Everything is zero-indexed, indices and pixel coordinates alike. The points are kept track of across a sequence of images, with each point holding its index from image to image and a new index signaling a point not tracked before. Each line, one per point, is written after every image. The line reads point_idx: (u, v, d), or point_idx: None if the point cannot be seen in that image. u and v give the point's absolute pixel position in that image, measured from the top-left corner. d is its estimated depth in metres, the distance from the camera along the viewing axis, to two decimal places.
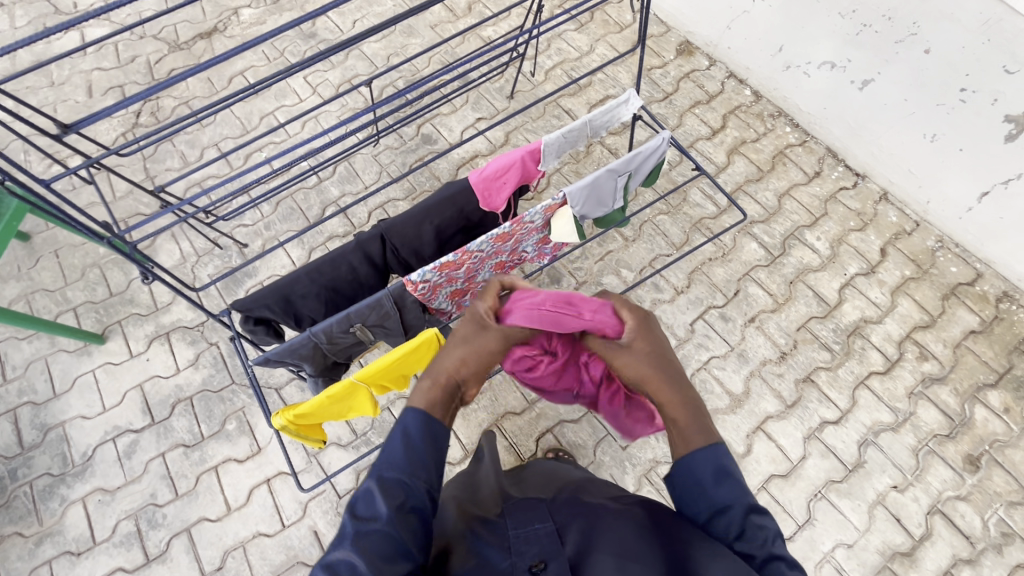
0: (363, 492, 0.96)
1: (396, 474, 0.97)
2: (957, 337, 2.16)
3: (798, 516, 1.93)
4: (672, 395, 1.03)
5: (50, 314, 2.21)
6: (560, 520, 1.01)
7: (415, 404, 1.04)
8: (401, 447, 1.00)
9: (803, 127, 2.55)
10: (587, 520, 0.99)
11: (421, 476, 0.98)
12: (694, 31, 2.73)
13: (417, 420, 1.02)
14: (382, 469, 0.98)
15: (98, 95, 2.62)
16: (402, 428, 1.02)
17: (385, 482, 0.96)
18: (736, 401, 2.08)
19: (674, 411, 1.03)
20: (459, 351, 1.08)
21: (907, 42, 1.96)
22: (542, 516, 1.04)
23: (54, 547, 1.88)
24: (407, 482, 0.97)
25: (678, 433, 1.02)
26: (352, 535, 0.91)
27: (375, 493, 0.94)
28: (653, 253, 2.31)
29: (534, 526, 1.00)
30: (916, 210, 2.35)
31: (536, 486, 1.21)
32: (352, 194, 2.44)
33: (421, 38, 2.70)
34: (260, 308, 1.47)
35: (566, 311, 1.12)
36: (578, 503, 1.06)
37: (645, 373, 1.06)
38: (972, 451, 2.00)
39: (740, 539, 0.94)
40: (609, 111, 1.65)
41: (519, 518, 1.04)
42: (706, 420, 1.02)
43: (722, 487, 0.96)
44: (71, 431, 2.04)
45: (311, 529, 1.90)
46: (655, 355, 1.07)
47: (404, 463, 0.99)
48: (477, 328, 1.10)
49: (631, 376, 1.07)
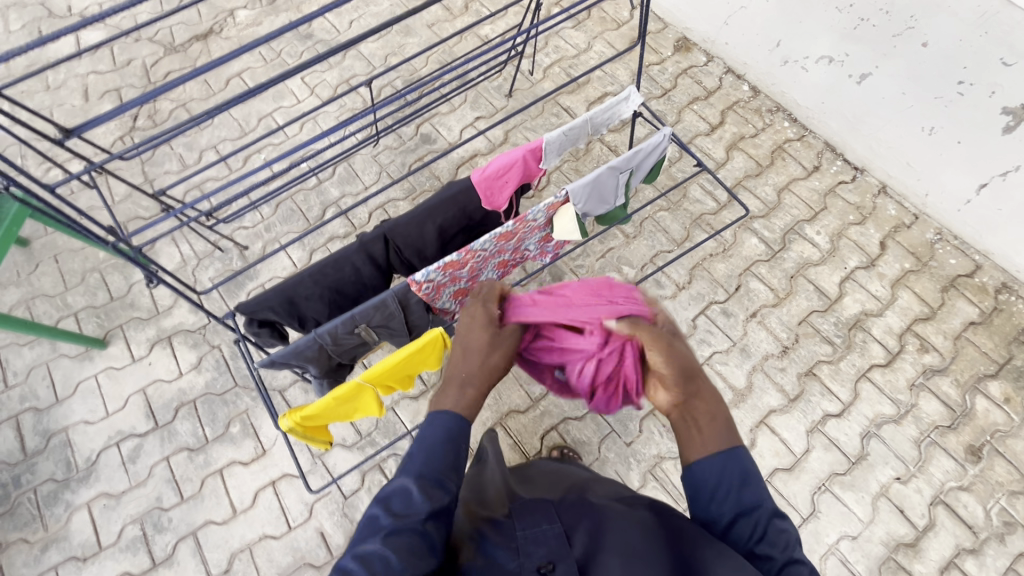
0: (399, 488, 0.97)
1: (436, 475, 0.99)
2: (957, 328, 2.17)
3: (803, 509, 1.94)
4: (709, 390, 1.07)
5: (50, 320, 2.20)
6: (568, 522, 1.00)
7: (456, 411, 1.05)
8: (441, 447, 1.02)
9: (801, 122, 2.56)
10: (595, 521, 0.99)
11: (456, 482, 1.00)
12: (691, 28, 2.73)
13: (456, 423, 1.04)
14: (422, 468, 0.99)
15: (94, 98, 2.61)
16: (444, 429, 1.04)
17: (424, 481, 0.97)
18: (739, 396, 2.10)
19: (709, 407, 1.05)
20: (491, 357, 1.11)
21: (905, 35, 1.97)
22: (550, 517, 1.02)
23: (59, 553, 1.88)
24: (443, 484, 0.99)
25: (713, 428, 1.03)
26: (387, 529, 0.91)
27: (415, 490, 0.96)
28: (654, 249, 2.32)
29: (544, 527, 0.99)
30: (915, 203, 2.36)
31: (543, 487, 1.21)
32: (352, 195, 2.43)
33: (419, 38, 2.70)
34: (264, 311, 1.47)
35: (596, 300, 1.16)
36: (585, 503, 1.05)
37: (689, 365, 1.08)
38: (973, 442, 2.01)
39: (761, 542, 0.95)
40: (609, 108, 1.65)
41: (527, 518, 1.02)
42: (727, 421, 1.06)
43: (747, 491, 0.98)
44: (75, 436, 2.03)
45: (318, 531, 1.90)
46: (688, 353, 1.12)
47: (442, 465, 1.00)
48: (498, 331, 1.14)
49: (677, 366, 1.07)
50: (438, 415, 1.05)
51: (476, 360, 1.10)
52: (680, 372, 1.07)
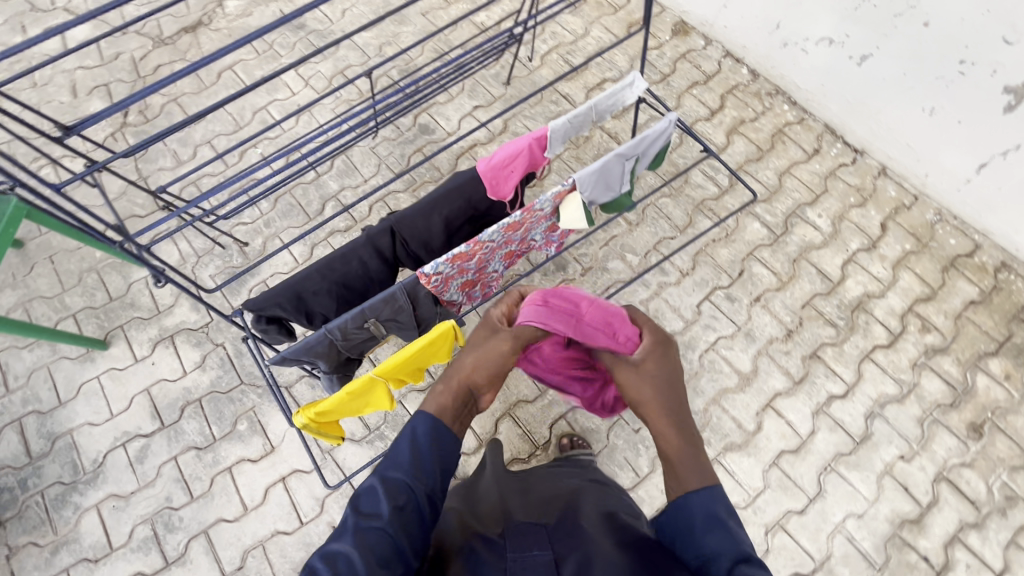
0: (368, 489, 1.05)
1: (400, 477, 1.06)
2: (958, 308, 2.19)
3: (810, 489, 1.97)
4: (667, 425, 1.15)
5: (49, 322, 2.17)
6: (559, 548, 1.03)
7: (429, 409, 1.15)
8: (407, 449, 1.10)
9: (801, 105, 2.55)
10: (584, 552, 1.00)
11: (423, 484, 1.07)
12: (688, 11, 2.70)
13: (425, 424, 1.13)
14: (388, 471, 1.07)
15: (83, 94, 2.55)
16: (411, 432, 1.12)
17: (389, 483, 1.05)
18: (745, 380, 2.11)
19: (666, 443, 1.14)
20: (472, 360, 1.19)
21: (906, 16, 1.96)
22: (541, 541, 1.06)
23: (70, 555, 1.87)
24: (410, 487, 1.05)
25: (673, 467, 1.12)
26: (354, 527, 0.99)
27: (380, 493, 1.03)
28: (657, 236, 2.31)
29: (533, 552, 1.03)
30: (914, 183, 2.36)
31: (540, 503, 1.24)
32: (352, 188, 2.40)
33: (414, 26, 2.65)
34: (272, 307, 1.46)
35: (602, 330, 1.22)
36: (577, 528, 1.08)
37: (643, 397, 1.17)
38: (975, 419, 2.04)
39: None
40: (613, 95, 1.63)
41: (517, 540, 1.07)
42: (698, 460, 1.12)
43: (713, 534, 1.03)
44: (80, 438, 2.01)
45: (330, 525, 1.90)
46: (659, 378, 1.17)
47: (408, 466, 1.07)
48: (488, 335, 1.21)
49: (632, 395, 1.19)
50: (415, 414, 1.15)
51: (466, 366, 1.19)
52: (636, 400, 1.19)
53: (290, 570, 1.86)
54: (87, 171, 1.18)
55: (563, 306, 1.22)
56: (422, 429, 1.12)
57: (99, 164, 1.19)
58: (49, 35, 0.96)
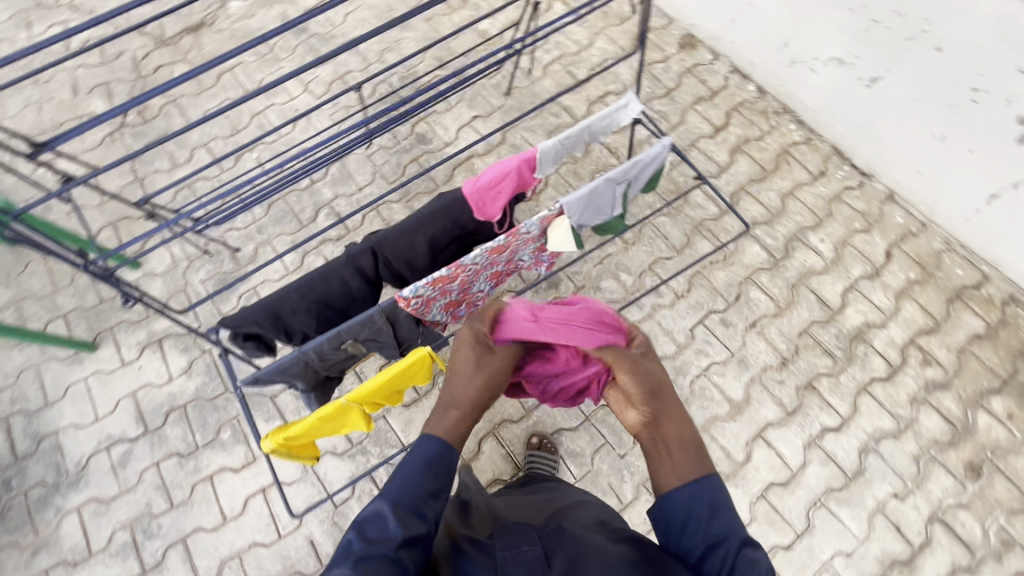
0: (375, 513, 1.02)
1: (411, 501, 1.04)
2: (962, 342, 2.12)
3: (797, 525, 1.92)
4: (673, 413, 1.13)
5: (40, 322, 2.18)
6: (548, 544, 1.04)
7: (433, 433, 1.12)
8: (418, 469, 1.08)
9: (809, 125, 2.48)
10: (576, 550, 1.02)
11: (432, 507, 1.06)
12: (696, 24, 2.64)
13: (435, 449, 1.10)
14: (397, 495, 1.05)
15: (83, 93, 2.56)
16: (422, 452, 1.09)
17: (400, 507, 1.03)
18: (736, 408, 2.06)
19: (670, 431, 1.11)
20: (476, 381, 1.15)
21: (918, 40, 1.89)
22: (530, 538, 1.07)
23: (50, 557, 1.88)
24: (420, 511, 1.04)
25: (683, 458, 1.09)
26: (359, 553, 0.97)
27: (389, 517, 1.01)
28: (653, 256, 2.27)
29: (522, 548, 1.03)
30: (923, 210, 2.29)
31: (526, 509, 1.23)
32: (345, 196, 2.38)
33: (416, 32, 2.62)
34: (249, 325, 1.44)
35: (597, 327, 1.21)
36: (568, 529, 1.08)
37: (653, 387, 1.15)
38: (973, 459, 1.98)
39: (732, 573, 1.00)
40: (607, 117, 1.58)
41: (505, 539, 1.06)
42: (701, 450, 1.11)
43: (716, 521, 1.04)
44: (65, 440, 2.02)
45: (308, 539, 1.89)
46: (657, 373, 1.18)
47: (418, 490, 1.06)
48: (487, 352, 1.18)
49: (643, 386, 1.15)
50: (419, 439, 1.12)
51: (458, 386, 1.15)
52: (650, 392, 1.14)
53: None
54: (63, 188, 1.17)
55: (556, 318, 1.20)
56: (435, 453, 1.10)
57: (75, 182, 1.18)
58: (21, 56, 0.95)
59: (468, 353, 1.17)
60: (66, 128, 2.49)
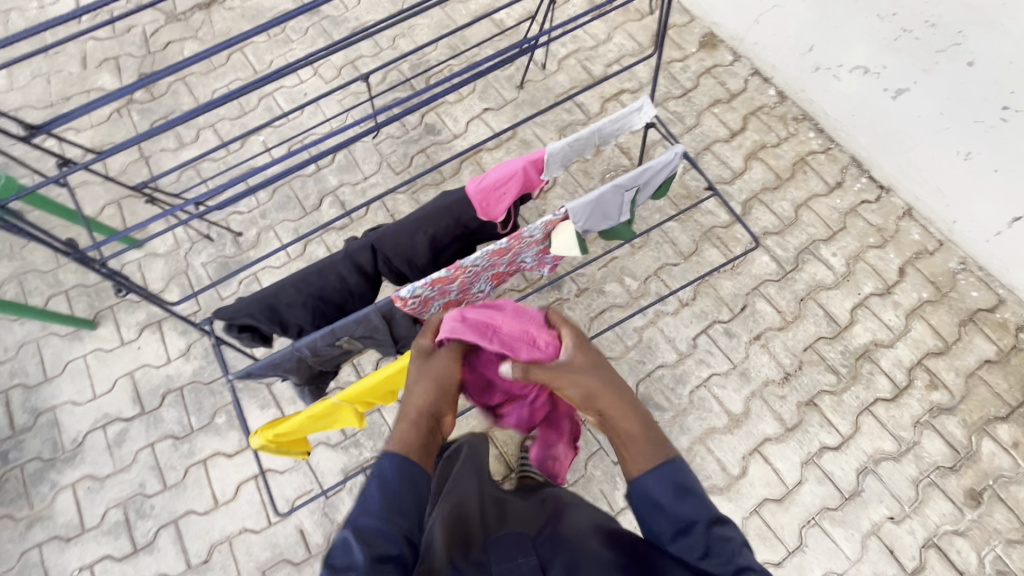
0: (341, 541, 0.96)
1: (373, 522, 0.97)
2: (971, 366, 2.07)
3: (790, 542, 1.90)
4: (623, 410, 1.09)
5: (41, 297, 2.18)
6: (544, 554, 1.08)
7: (392, 450, 1.06)
8: (377, 493, 1.01)
9: (828, 134, 2.40)
10: (570, 555, 1.05)
11: (398, 525, 0.99)
12: (719, 23, 2.56)
13: (392, 465, 1.04)
14: (359, 519, 0.98)
15: (92, 67, 2.53)
16: (378, 474, 1.03)
17: (362, 531, 0.96)
18: (734, 422, 2.04)
19: (622, 427, 1.07)
20: (421, 388, 1.14)
21: (950, 52, 1.81)
22: (525, 548, 1.11)
23: (44, 532, 1.91)
24: (387, 531, 0.97)
25: (637, 448, 1.05)
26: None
27: (353, 543, 0.94)
28: (659, 262, 2.22)
29: (519, 561, 1.07)
30: (941, 228, 2.22)
31: (518, 516, 1.26)
32: (351, 185, 2.35)
33: (430, 19, 2.56)
34: (244, 317, 1.42)
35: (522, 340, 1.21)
36: (560, 537, 1.11)
37: (591, 389, 1.10)
38: (974, 486, 1.94)
39: (706, 557, 0.96)
40: (618, 120, 1.53)
41: (500, 552, 1.09)
42: (655, 434, 1.06)
43: (682, 503, 0.99)
44: (62, 417, 2.03)
45: (297, 528, 1.90)
46: (600, 368, 1.13)
47: (380, 510, 0.99)
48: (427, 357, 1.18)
49: (579, 395, 1.11)
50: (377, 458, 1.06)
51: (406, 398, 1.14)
52: (585, 397, 1.11)
53: (255, 569, 1.86)
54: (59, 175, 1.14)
55: (482, 321, 1.20)
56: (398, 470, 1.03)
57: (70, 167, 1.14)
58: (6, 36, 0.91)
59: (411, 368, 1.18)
60: (74, 103, 2.47)
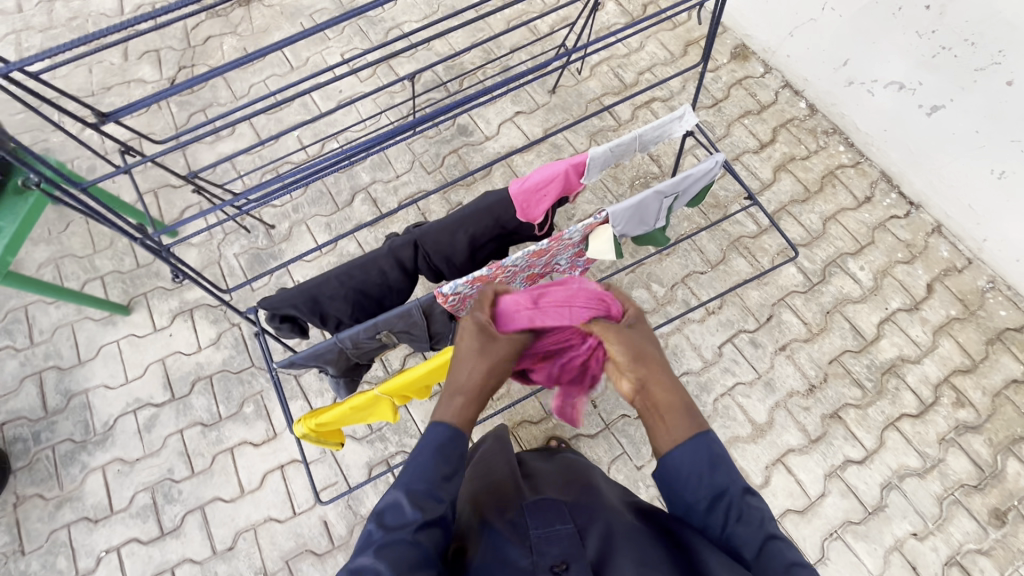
0: (392, 502, 0.98)
1: (424, 486, 1.00)
2: (998, 385, 2.06)
3: (811, 554, 1.90)
4: (665, 378, 1.04)
5: (77, 281, 2.22)
6: (581, 522, 1.03)
7: (443, 420, 1.06)
8: (429, 458, 1.03)
9: (858, 148, 2.41)
10: (609, 525, 1.02)
11: (446, 491, 1.02)
12: (751, 35, 2.58)
13: (444, 433, 1.05)
14: (410, 482, 1.01)
15: (133, 58, 2.58)
16: (430, 440, 1.04)
17: (415, 494, 0.99)
18: (759, 431, 2.04)
19: (660, 396, 1.03)
20: (482, 367, 1.08)
21: (989, 71, 1.83)
22: (562, 516, 1.05)
23: (73, 512, 1.93)
24: (434, 494, 1.00)
25: (676, 415, 1.02)
26: (380, 542, 0.94)
27: (405, 503, 0.97)
28: (687, 269, 2.24)
29: (557, 526, 1.01)
30: (970, 246, 2.22)
31: (550, 480, 1.20)
32: (383, 182, 2.38)
33: (465, 22, 2.60)
34: (287, 308, 1.45)
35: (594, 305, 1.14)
36: (598, 503, 1.08)
37: (640, 350, 1.07)
38: (999, 506, 1.93)
39: (737, 522, 0.96)
40: (660, 126, 1.53)
41: (539, 516, 1.04)
42: (692, 406, 1.03)
43: (715, 475, 0.98)
44: (94, 400, 2.07)
45: (321, 519, 1.92)
46: (647, 337, 1.10)
47: (431, 476, 1.01)
48: (489, 338, 1.10)
49: (630, 350, 1.07)
50: (428, 426, 1.06)
51: (465, 372, 1.08)
52: (634, 355, 1.07)
53: (279, 558, 1.88)
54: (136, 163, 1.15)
55: (554, 302, 1.14)
56: (445, 438, 1.05)
57: (144, 155, 1.13)
58: (105, 35, 0.88)
59: (473, 342, 1.10)
60: (114, 93, 2.53)
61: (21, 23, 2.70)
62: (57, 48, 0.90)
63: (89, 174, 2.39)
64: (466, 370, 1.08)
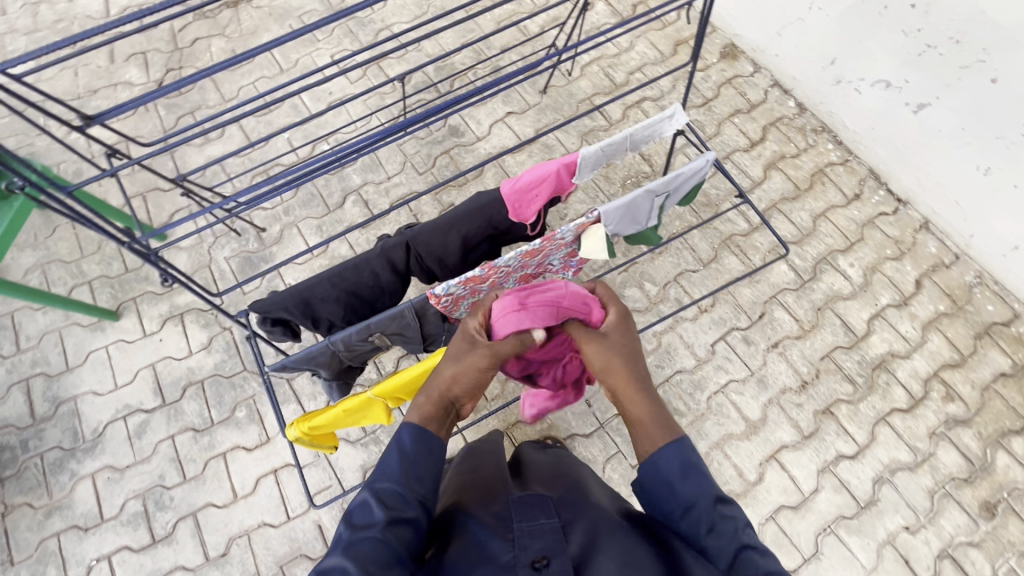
0: (360, 502, 0.99)
1: (392, 486, 1.00)
2: (987, 379, 2.09)
3: (805, 549, 1.91)
4: (634, 392, 1.08)
5: (64, 287, 2.19)
6: (564, 517, 1.01)
7: (410, 419, 1.09)
8: (396, 460, 1.03)
9: (847, 146, 2.43)
10: (593, 523, 0.99)
11: (416, 491, 1.01)
12: (740, 35, 2.59)
13: (409, 437, 1.05)
14: (378, 483, 1.01)
15: (120, 61, 2.55)
16: (397, 442, 1.05)
17: (382, 494, 0.99)
18: (752, 428, 2.05)
19: (632, 409, 1.08)
20: (452, 373, 1.11)
21: (973, 69, 1.86)
22: (547, 511, 1.03)
23: (62, 521, 1.91)
24: (402, 495, 1.00)
25: (647, 430, 1.05)
26: (346, 541, 0.93)
27: (372, 503, 0.97)
28: (679, 267, 2.25)
29: (540, 521, 0.99)
30: (958, 242, 2.24)
31: (538, 478, 1.20)
32: (374, 183, 2.37)
33: (455, 24, 2.60)
34: (279, 310, 1.43)
35: (579, 306, 1.19)
36: (583, 501, 1.07)
37: (609, 363, 1.11)
38: (989, 498, 1.95)
39: (709, 534, 0.96)
40: (651, 126, 1.54)
41: (523, 512, 1.03)
42: (667, 416, 1.07)
43: (688, 483, 1.00)
44: (83, 407, 2.04)
45: (316, 523, 1.90)
46: (628, 347, 1.14)
47: (398, 475, 1.01)
48: (467, 347, 1.12)
49: (601, 363, 1.12)
50: (399, 427, 1.08)
51: (439, 376, 1.11)
52: (601, 368, 1.12)
53: (273, 564, 1.86)
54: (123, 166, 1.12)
55: (542, 303, 1.16)
56: (409, 439, 1.05)
57: (132, 157, 1.10)
58: (91, 37, 0.86)
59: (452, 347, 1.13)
60: (101, 96, 2.50)
61: (5, 26, 2.67)
62: (44, 48, 0.88)
63: (76, 177, 2.36)
64: (440, 372, 1.12)
